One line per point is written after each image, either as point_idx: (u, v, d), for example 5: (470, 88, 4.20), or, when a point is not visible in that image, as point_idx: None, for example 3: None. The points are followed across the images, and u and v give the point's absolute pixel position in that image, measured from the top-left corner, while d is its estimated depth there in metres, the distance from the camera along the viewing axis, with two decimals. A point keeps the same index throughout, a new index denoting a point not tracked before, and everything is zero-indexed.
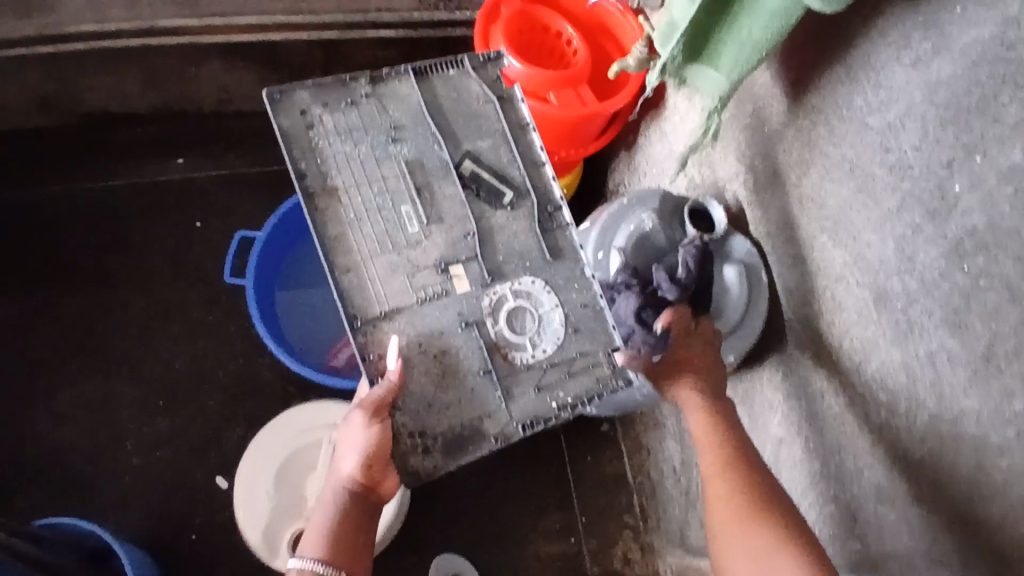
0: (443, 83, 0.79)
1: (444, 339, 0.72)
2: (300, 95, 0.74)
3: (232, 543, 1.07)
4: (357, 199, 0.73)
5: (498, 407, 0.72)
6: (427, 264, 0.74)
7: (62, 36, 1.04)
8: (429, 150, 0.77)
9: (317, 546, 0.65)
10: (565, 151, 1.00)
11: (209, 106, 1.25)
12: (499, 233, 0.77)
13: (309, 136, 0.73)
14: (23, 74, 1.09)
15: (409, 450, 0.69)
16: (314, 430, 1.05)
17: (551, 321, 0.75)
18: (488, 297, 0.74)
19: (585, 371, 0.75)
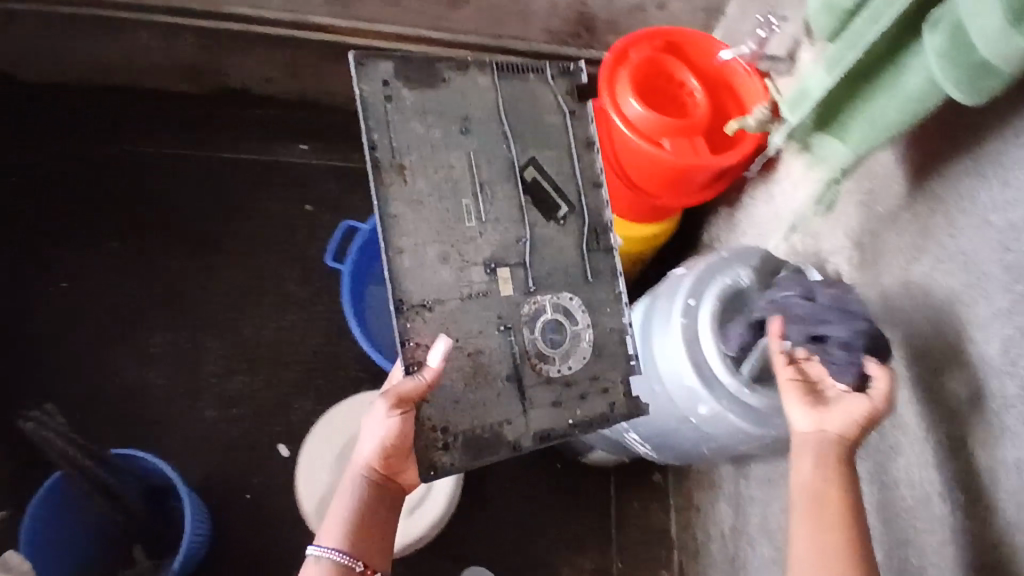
0: (523, 87, 0.81)
1: (480, 339, 0.75)
2: (384, 66, 0.74)
3: (282, 511, 1.12)
4: (421, 182, 0.74)
5: (518, 416, 0.75)
6: (478, 261, 0.76)
7: (225, 16, 1.15)
8: (495, 148, 0.78)
9: (341, 536, 0.69)
10: (667, 198, 1.02)
11: (340, 99, 1.34)
12: (547, 244, 0.79)
13: (383, 108, 0.74)
14: (184, 43, 1.20)
15: (431, 444, 0.71)
16: None
17: (581, 340, 0.79)
18: (528, 305, 0.77)
19: (602, 393, 0.79)
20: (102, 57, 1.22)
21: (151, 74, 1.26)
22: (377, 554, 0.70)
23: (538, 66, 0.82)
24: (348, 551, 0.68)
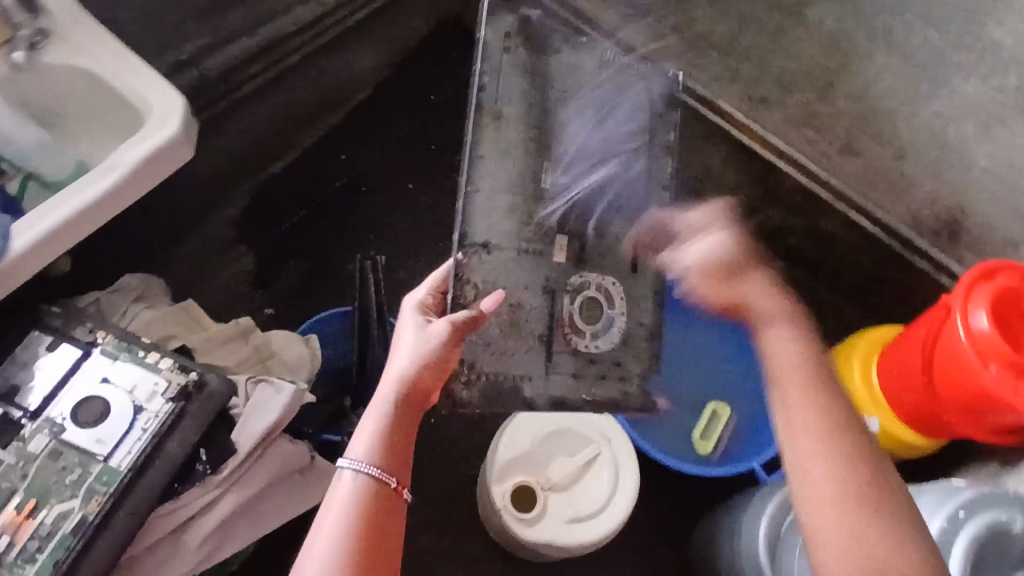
0: (615, 93, 0.96)
1: (524, 292, 0.88)
2: (502, 40, 0.92)
3: (445, 453, 1.19)
4: (510, 140, 0.89)
5: (539, 374, 0.88)
6: (540, 222, 0.89)
7: None
8: (578, 138, 0.93)
9: (372, 450, 0.67)
10: (954, 418, 1.00)
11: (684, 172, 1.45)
12: (602, 230, 0.92)
13: (491, 73, 0.91)
14: None
15: (458, 373, 0.85)
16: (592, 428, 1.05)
17: (611, 326, 0.92)
18: (574, 277, 0.90)
19: (616, 383, 0.91)
20: None
21: None
22: (405, 473, 0.68)
23: (633, 77, 0.98)
24: (378, 463, 0.66)
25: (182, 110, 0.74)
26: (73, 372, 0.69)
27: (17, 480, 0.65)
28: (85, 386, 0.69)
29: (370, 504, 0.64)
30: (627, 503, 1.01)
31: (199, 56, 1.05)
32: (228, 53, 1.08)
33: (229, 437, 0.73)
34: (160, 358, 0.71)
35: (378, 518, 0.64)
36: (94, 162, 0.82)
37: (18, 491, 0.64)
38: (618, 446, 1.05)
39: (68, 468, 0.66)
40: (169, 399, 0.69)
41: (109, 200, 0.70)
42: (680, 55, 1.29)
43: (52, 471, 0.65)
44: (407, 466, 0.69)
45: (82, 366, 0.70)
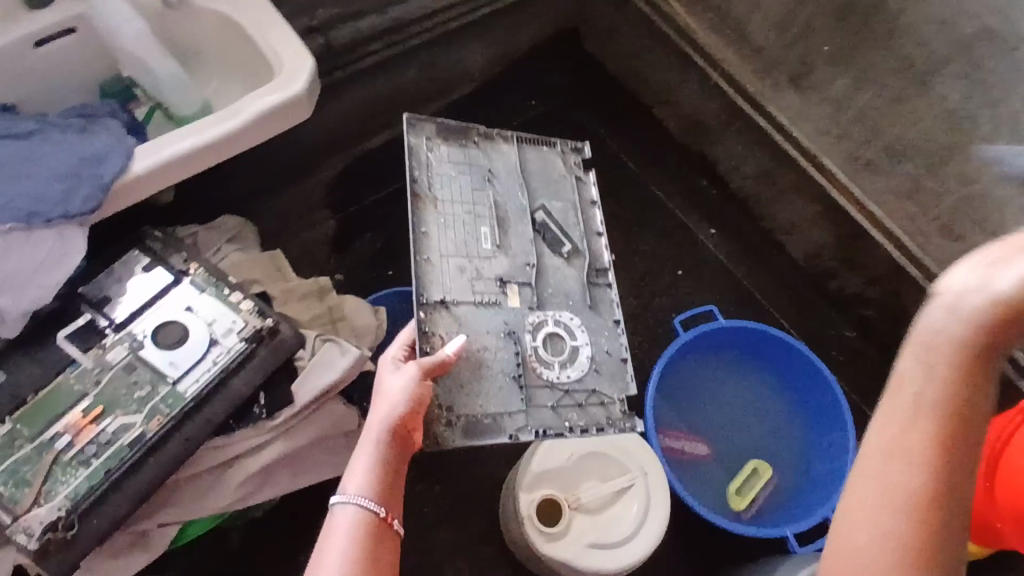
0: (541, 155, 0.98)
1: (485, 338, 0.84)
2: (427, 127, 0.92)
3: (478, 452, 1.20)
4: (447, 210, 0.88)
5: (518, 410, 0.82)
6: (490, 276, 0.87)
7: (759, 108, 1.30)
8: (513, 198, 0.93)
9: (367, 485, 0.68)
10: (1003, 525, 0.95)
11: (770, 225, 1.42)
12: (553, 274, 0.91)
13: (424, 153, 0.90)
14: (710, 102, 1.38)
15: (434, 418, 0.78)
16: (631, 459, 1.01)
17: (578, 355, 0.88)
18: (531, 317, 0.87)
19: (595, 410, 0.86)
20: (647, 70, 1.47)
21: (665, 102, 1.47)
22: (397, 505, 0.70)
23: (551, 139, 0.99)
24: (373, 498, 0.68)
25: (309, 71, 0.77)
26: (161, 295, 0.72)
27: (90, 385, 0.67)
28: (170, 310, 0.72)
29: (369, 537, 0.66)
30: (651, 539, 0.97)
31: (329, 24, 1.10)
32: (354, 26, 1.13)
33: (289, 389, 0.75)
34: (242, 298, 0.74)
35: (375, 548, 0.66)
36: (218, 106, 0.86)
37: (88, 395, 0.67)
38: (653, 479, 1.01)
39: (138, 384, 0.68)
40: (243, 339, 0.72)
41: (227, 143, 0.74)
42: (791, 107, 1.28)
43: (123, 383, 0.68)
44: (399, 498, 0.71)
45: (171, 291, 0.73)
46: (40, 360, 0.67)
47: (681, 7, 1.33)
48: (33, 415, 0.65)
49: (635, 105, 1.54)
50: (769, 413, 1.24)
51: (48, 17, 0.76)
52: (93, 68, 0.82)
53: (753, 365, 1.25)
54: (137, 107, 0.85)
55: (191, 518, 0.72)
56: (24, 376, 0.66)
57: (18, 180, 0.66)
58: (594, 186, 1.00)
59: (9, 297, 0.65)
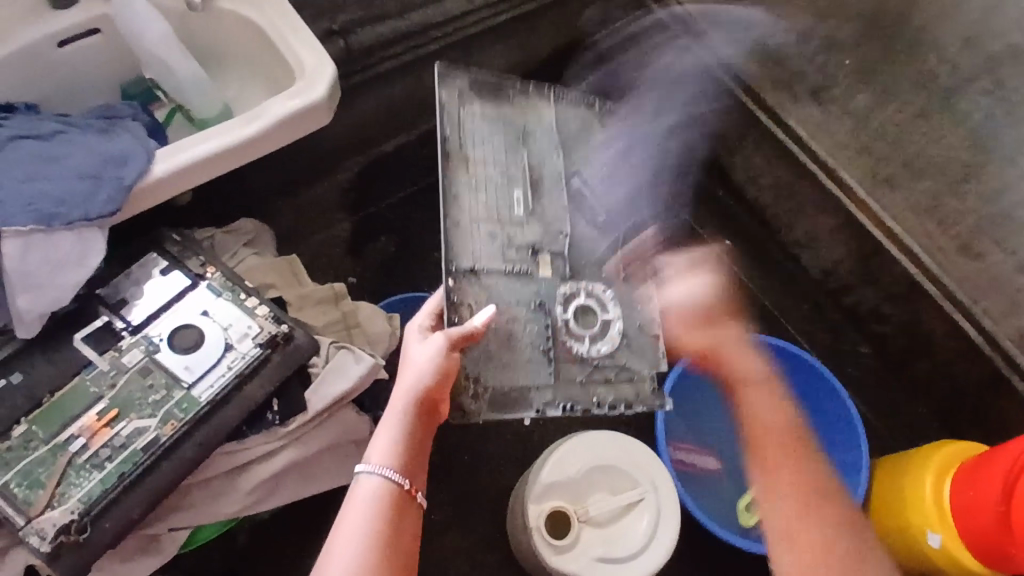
0: (575, 118, 0.96)
1: (515, 308, 0.83)
2: (461, 86, 0.90)
3: (486, 460, 1.20)
4: (480, 171, 0.87)
5: (544, 385, 0.82)
6: (522, 243, 0.86)
7: (777, 119, 1.25)
8: (547, 163, 0.91)
9: (391, 456, 0.69)
10: None
11: (784, 238, 1.40)
12: (586, 243, 0.89)
13: (457, 112, 0.88)
14: (727, 113, 1.36)
15: (462, 390, 0.79)
16: (640, 473, 1.00)
17: (611, 327, 0.86)
18: (563, 287, 0.86)
19: (624, 386, 0.85)
20: None
21: None
22: (421, 478, 0.71)
23: (587, 102, 0.98)
24: (396, 469, 0.69)
25: (331, 74, 0.76)
26: (178, 299, 0.72)
27: (105, 388, 0.67)
28: (186, 314, 0.72)
29: (391, 508, 0.67)
30: (659, 555, 0.96)
31: (348, 28, 1.10)
32: (374, 31, 1.13)
33: (302, 394, 0.74)
34: (258, 304, 0.74)
35: (394, 520, 0.66)
36: (237, 107, 0.86)
37: (103, 398, 0.67)
38: (665, 494, 0.99)
39: (153, 388, 0.68)
40: (258, 345, 0.72)
41: (255, 142, 0.74)
42: (811, 117, 1.25)
43: (139, 387, 0.68)
44: (422, 472, 0.71)
45: (187, 294, 0.73)
46: (54, 361, 0.67)
47: (701, 17, 1.32)
48: (48, 416, 0.65)
49: None
50: None
51: (72, 18, 0.77)
52: (115, 68, 0.83)
53: None
54: (158, 108, 0.86)
55: (205, 523, 0.72)
56: (39, 377, 0.66)
57: (37, 180, 0.66)
58: None
59: (30, 296, 0.64)
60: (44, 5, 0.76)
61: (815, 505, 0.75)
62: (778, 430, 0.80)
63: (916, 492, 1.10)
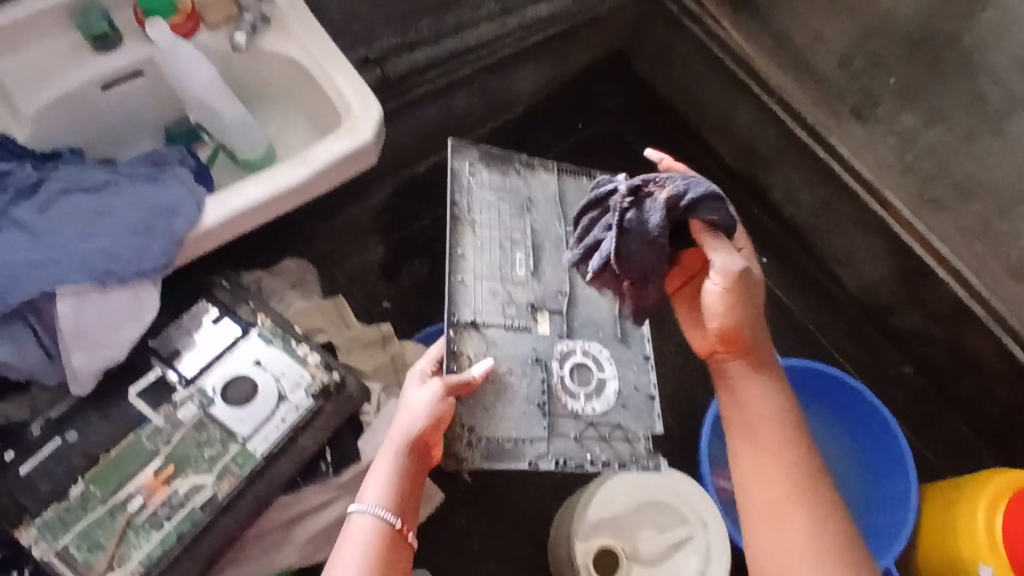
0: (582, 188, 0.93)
1: (512, 364, 0.79)
2: (471, 154, 0.88)
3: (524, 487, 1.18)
4: (483, 232, 0.84)
5: (539, 437, 0.77)
6: (522, 301, 0.82)
7: (819, 138, 1.23)
8: (551, 225, 0.88)
9: (382, 494, 0.68)
10: None
11: (821, 256, 1.38)
12: (586, 304, 0.85)
13: (466, 178, 0.86)
14: (762, 131, 1.33)
15: (455, 437, 0.76)
16: (688, 508, 0.97)
17: (607, 388, 0.82)
18: (561, 346, 0.82)
19: (620, 445, 0.80)
20: (697, 95, 1.43)
21: (717, 126, 1.43)
22: (412, 516, 0.69)
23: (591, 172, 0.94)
24: (388, 508, 0.67)
25: (379, 113, 0.75)
26: (229, 348, 0.71)
27: (161, 444, 0.66)
28: (238, 365, 0.70)
29: (381, 545, 0.65)
30: None
31: (383, 56, 1.09)
32: (408, 58, 1.12)
33: (354, 444, 0.73)
34: (309, 351, 0.72)
35: (386, 557, 0.65)
36: (280, 145, 0.85)
37: (159, 455, 0.66)
38: (713, 532, 0.97)
39: (208, 442, 0.67)
40: (312, 396, 0.70)
41: (298, 192, 0.73)
42: (853, 135, 1.21)
43: (194, 442, 0.67)
44: (415, 508, 0.69)
45: (239, 343, 0.72)
46: (109, 418, 0.67)
47: (737, 34, 1.28)
48: (104, 475, 0.65)
49: (685, 129, 1.51)
50: (827, 452, 1.21)
51: (115, 61, 0.75)
52: (160, 108, 0.82)
53: (805, 407, 1.22)
54: (201, 147, 0.85)
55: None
56: (95, 434, 0.66)
57: (92, 236, 0.64)
58: None
59: (84, 356, 0.64)
60: (88, 49, 0.76)
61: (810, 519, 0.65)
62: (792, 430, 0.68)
63: (969, 522, 1.07)
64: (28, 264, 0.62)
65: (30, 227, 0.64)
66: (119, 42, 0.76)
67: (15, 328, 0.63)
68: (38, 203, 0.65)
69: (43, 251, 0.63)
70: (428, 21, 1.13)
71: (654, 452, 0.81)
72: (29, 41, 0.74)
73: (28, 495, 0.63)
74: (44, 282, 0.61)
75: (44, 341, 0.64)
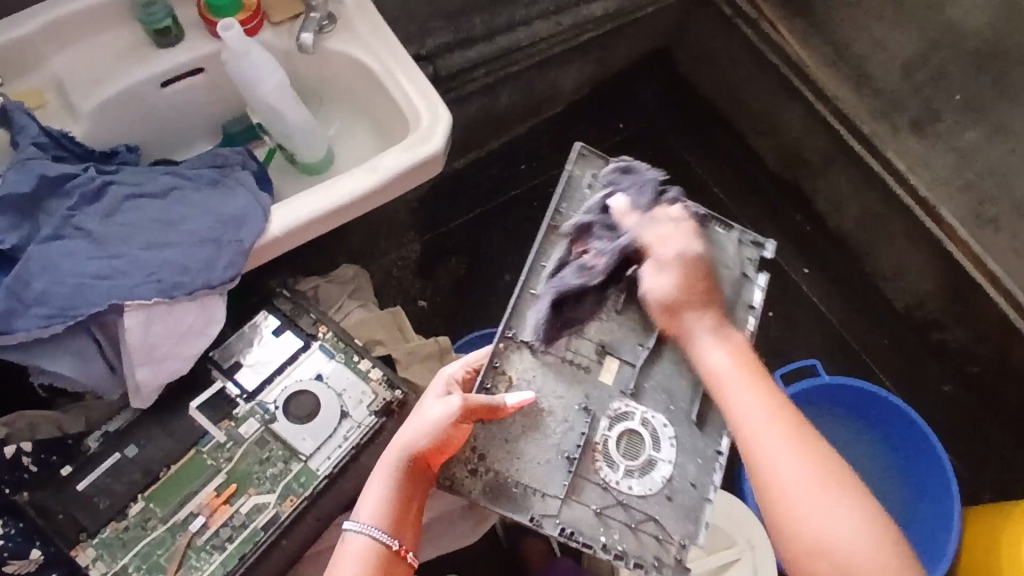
0: (719, 236, 0.76)
1: (556, 403, 0.68)
2: (598, 164, 0.77)
3: None
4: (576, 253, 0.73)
5: (556, 498, 0.65)
6: (595, 338, 0.71)
7: (873, 150, 1.17)
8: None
9: (380, 512, 0.63)
10: None
11: (862, 270, 1.35)
12: (664, 366, 0.71)
13: (580, 189, 0.76)
14: (807, 141, 1.30)
15: (460, 459, 0.67)
16: (734, 529, 0.96)
17: (655, 469, 0.67)
18: (619, 403, 0.69)
19: (646, 539, 0.65)
20: (743, 101, 1.39)
21: (762, 133, 1.39)
22: (412, 533, 0.65)
23: (733, 223, 0.77)
24: (385, 529, 0.63)
25: (448, 117, 0.71)
26: (291, 361, 0.72)
27: (222, 461, 0.68)
28: (301, 378, 0.71)
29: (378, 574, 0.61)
30: None
31: (435, 54, 1.07)
32: (460, 56, 1.09)
33: None
34: (372, 367, 0.72)
35: None
36: (339, 150, 0.83)
37: (220, 472, 0.67)
38: (762, 556, 0.95)
39: (271, 461, 0.68)
40: (373, 413, 0.70)
41: (360, 202, 0.69)
42: (912, 145, 1.15)
43: (255, 459, 0.68)
44: (417, 524, 0.65)
45: (301, 356, 0.72)
46: (169, 433, 0.68)
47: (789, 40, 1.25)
48: (164, 493, 0.66)
49: (727, 132, 1.47)
50: (866, 472, 1.18)
51: (177, 57, 0.72)
52: (218, 106, 0.80)
53: (844, 430, 1.19)
54: (258, 146, 0.83)
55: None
56: (154, 451, 0.67)
57: (158, 247, 0.63)
58: (762, 292, 0.75)
59: (149, 369, 0.64)
60: (149, 45, 0.73)
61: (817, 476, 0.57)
62: (742, 389, 0.62)
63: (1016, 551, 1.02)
64: (97, 275, 0.61)
65: (95, 235, 0.63)
66: (180, 38, 0.73)
67: (78, 341, 0.63)
68: (102, 209, 0.64)
69: (109, 262, 0.62)
70: (482, 17, 1.10)
71: (683, 562, 0.65)
72: (86, 35, 0.71)
73: (87, 514, 0.65)
74: (113, 295, 0.61)
75: (107, 355, 0.64)
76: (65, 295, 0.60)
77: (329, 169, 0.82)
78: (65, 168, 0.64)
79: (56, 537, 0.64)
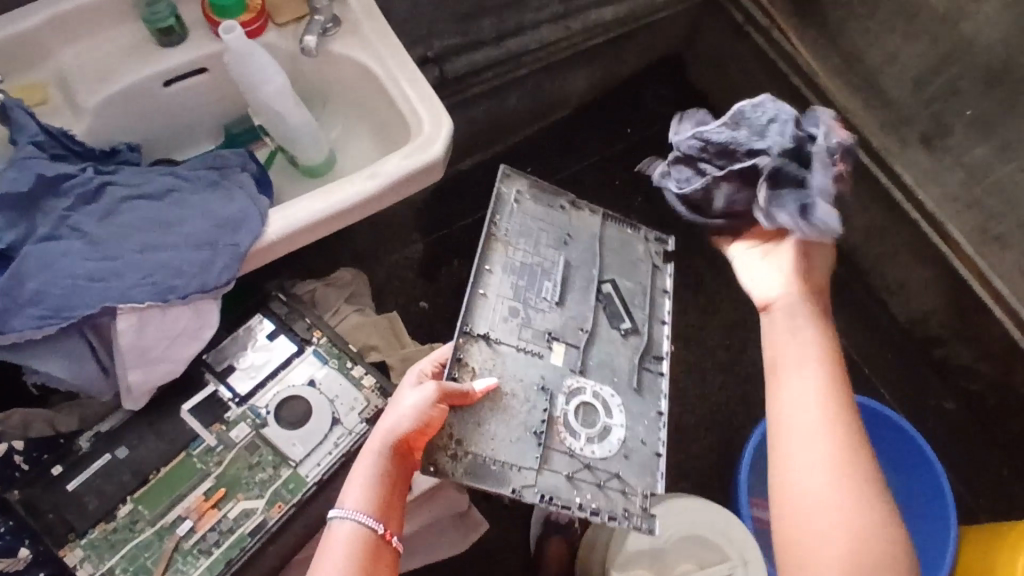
0: (626, 236, 0.83)
1: (517, 386, 0.71)
2: (518, 180, 0.80)
3: None
4: (513, 256, 0.76)
5: (530, 467, 0.68)
6: (540, 327, 0.74)
7: (881, 163, 1.17)
8: (585, 266, 0.79)
9: (367, 498, 0.61)
10: None
11: (869, 284, 1.34)
12: (603, 346, 0.75)
13: (508, 202, 0.78)
14: None
15: (440, 447, 0.66)
16: (727, 542, 0.95)
17: (611, 435, 0.71)
18: (569, 381, 0.72)
19: (613, 495, 0.69)
20: None
21: None
22: (397, 519, 0.62)
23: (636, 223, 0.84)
24: (373, 513, 0.60)
25: (448, 114, 0.72)
26: (284, 366, 0.72)
27: (212, 465, 0.68)
28: (293, 384, 0.72)
29: (368, 557, 0.59)
30: None
31: (443, 55, 1.06)
32: (469, 58, 1.09)
33: None
34: (364, 374, 0.72)
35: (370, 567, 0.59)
36: (341, 154, 0.83)
37: (210, 476, 0.68)
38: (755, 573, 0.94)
39: (260, 466, 0.68)
40: (365, 420, 0.70)
41: (362, 207, 0.68)
42: (921, 161, 1.14)
43: (245, 465, 0.68)
44: (400, 515, 0.63)
45: (294, 362, 0.73)
46: (162, 435, 0.69)
47: (801, 50, 1.24)
48: (154, 496, 0.67)
49: None
50: None
51: (183, 57, 0.72)
52: (221, 105, 0.80)
53: None
54: (261, 147, 0.83)
55: None
56: (145, 452, 0.68)
57: (153, 250, 0.63)
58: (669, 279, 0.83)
59: (141, 372, 0.64)
60: (153, 44, 0.73)
61: (849, 462, 0.56)
62: (800, 381, 0.60)
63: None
64: (91, 277, 0.61)
65: (91, 236, 0.63)
66: (184, 36, 0.73)
67: (72, 343, 0.63)
68: (99, 210, 0.64)
69: (103, 263, 0.62)
70: (492, 20, 1.09)
71: (650, 510, 0.70)
72: (90, 32, 0.71)
73: (76, 513, 0.65)
74: (107, 296, 0.61)
75: (100, 356, 0.65)
76: (59, 296, 0.60)
77: (331, 171, 0.82)
78: (62, 168, 0.64)
79: (46, 535, 0.64)
